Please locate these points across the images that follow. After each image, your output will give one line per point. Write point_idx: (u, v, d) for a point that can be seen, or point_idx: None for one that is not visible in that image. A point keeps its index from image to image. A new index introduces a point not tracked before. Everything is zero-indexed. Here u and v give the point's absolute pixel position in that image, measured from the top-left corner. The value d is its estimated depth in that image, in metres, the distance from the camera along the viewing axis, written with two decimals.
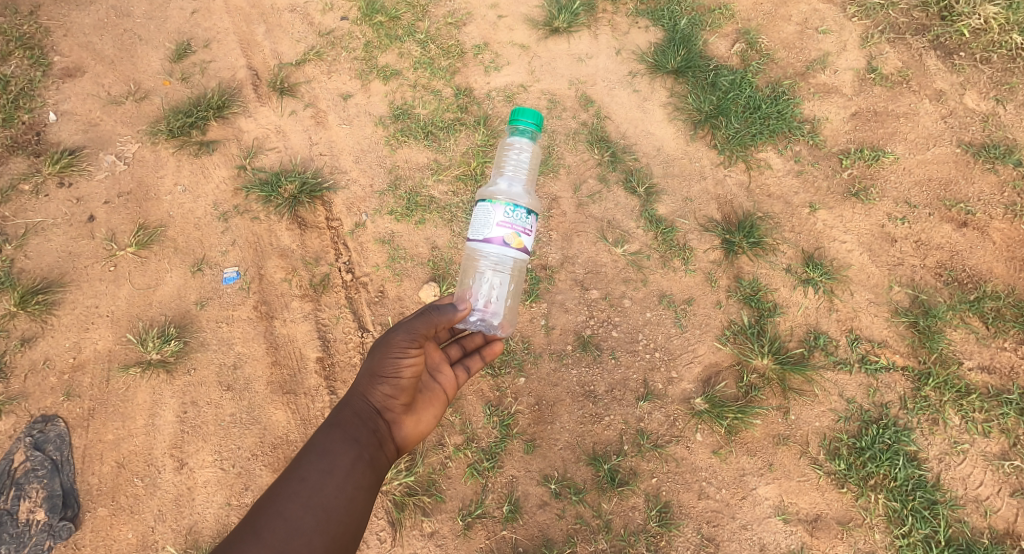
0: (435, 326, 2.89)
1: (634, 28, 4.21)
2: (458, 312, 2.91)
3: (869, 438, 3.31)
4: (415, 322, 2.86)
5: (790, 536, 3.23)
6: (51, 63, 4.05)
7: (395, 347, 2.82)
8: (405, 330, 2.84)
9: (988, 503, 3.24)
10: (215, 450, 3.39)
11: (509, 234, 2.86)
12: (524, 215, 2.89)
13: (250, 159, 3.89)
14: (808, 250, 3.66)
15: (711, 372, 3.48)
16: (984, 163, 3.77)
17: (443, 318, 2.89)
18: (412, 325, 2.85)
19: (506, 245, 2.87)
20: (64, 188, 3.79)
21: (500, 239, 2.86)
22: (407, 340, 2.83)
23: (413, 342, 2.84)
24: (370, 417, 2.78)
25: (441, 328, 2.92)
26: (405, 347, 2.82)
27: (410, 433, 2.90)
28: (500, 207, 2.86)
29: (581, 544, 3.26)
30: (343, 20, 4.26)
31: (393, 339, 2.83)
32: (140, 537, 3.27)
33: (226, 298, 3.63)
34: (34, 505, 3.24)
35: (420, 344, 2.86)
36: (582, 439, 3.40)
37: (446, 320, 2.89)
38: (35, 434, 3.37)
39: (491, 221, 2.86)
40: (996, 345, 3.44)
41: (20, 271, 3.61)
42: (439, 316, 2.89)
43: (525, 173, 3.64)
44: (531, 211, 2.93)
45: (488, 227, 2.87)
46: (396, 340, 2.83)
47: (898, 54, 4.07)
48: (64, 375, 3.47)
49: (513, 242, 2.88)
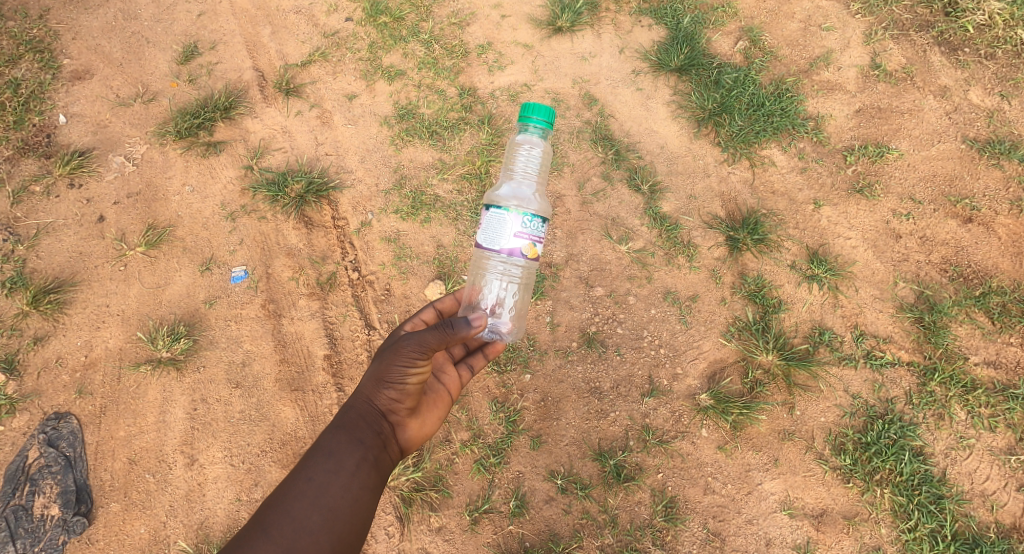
0: (448, 341, 2.80)
1: (637, 27, 4.23)
2: (472, 327, 2.81)
3: (875, 433, 3.32)
4: (427, 334, 2.78)
5: (796, 531, 3.24)
6: (60, 66, 4.10)
7: (403, 355, 2.78)
8: (415, 341, 2.78)
9: (995, 497, 3.23)
10: (225, 446, 3.42)
11: (525, 244, 2.88)
12: (539, 224, 2.90)
13: (258, 160, 3.93)
14: (812, 247, 3.67)
15: (716, 368, 3.49)
16: (989, 158, 3.77)
17: (456, 334, 2.79)
18: (423, 336, 2.78)
19: (520, 254, 2.89)
20: (74, 189, 3.83)
21: (514, 249, 2.88)
22: (416, 350, 2.77)
23: (422, 353, 2.78)
24: (375, 420, 2.79)
25: (453, 342, 2.83)
26: (413, 358, 2.77)
27: (414, 435, 2.92)
28: (517, 216, 2.86)
29: (588, 539, 3.27)
30: (347, 21, 4.29)
31: (402, 346, 2.79)
32: (152, 532, 3.30)
33: (234, 296, 3.66)
34: (48, 500, 3.29)
35: (430, 355, 2.80)
36: (588, 435, 3.42)
37: (460, 335, 2.80)
38: (48, 431, 3.41)
39: (505, 232, 2.87)
40: (1002, 340, 3.44)
41: (32, 271, 3.65)
42: (453, 330, 2.79)
43: (535, 177, 3.67)
44: (544, 220, 2.94)
45: (502, 238, 2.88)
46: (405, 348, 2.78)
47: (902, 50, 4.07)
48: (75, 373, 3.51)
49: (527, 252, 2.90)
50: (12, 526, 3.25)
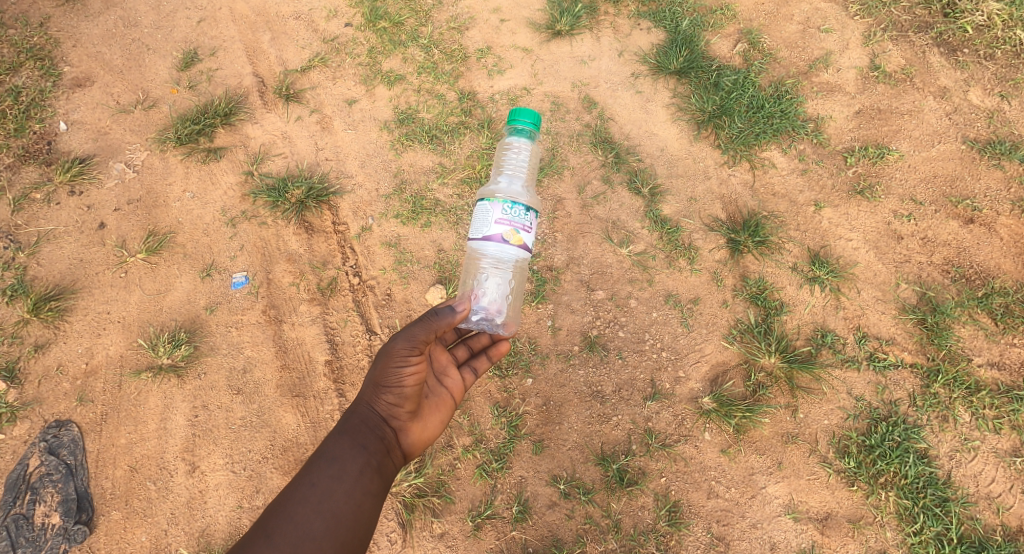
0: (435, 331, 2.84)
1: (636, 30, 4.24)
2: (455, 314, 2.87)
3: (879, 436, 3.30)
4: (414, 328, 2.82)
5: (801, 535, 3.21)
6: (60, 73, 4.10)
7: (397, 356, 2.79)
8: (405, 338, 2.81)
9: (1001, 499, 3.21)
10: (226, 453, 3.40)
11: (508, 230, 2.88)
12: (523, 212, 2.91)
13: (258, 166, 3.93)
14: (814, 248, 3.66)
15: (718, 371, 3.48)
16: (990, 158, 3.76)
17: (441, 322, 2.85)
18: (411, 332, 2.81)
19: (506, 242, 2.89)
20: (74, 196, 3.83)
21: (498, 236, 2.88)
22: (407, 349, 2.80)
23: (413, 350, 2.80)
24: (377, 425, 2.79)
25: (441, 331, 2.86)
26: (406, 357, 2.79)
27: (417, 439, 2.92)
28: (498, 204, 2.88)
29: (592, 544, 3.25)
30: (346, 26, 4.30)
31: (394, 348, 2.81)
32: (154, 540, 3.29)
33: (234, 302, 3.65)
34: (49, 509, 3.27)
35: (421, 351, 2.83)
36: (590, 440, 3.40)
37: (445, 324, 2.84)
38: (49, 439, 3.39)
39: (490, 220, 2.89)
40: (1005, 341, 3.43)
41: (33, 279, 3.64)
42: (438, 319, 2.84)
43: (526, 173, 3.69)
44: (530, 208, 2.94)
45: (488, 225, 2.90)
46: (397, 348, 2.80)
47: (901, 52, 4.08)
48: (76, 381, 3.50)
49: (512, 239, 2.90)
50: (13, 535, 3.23)
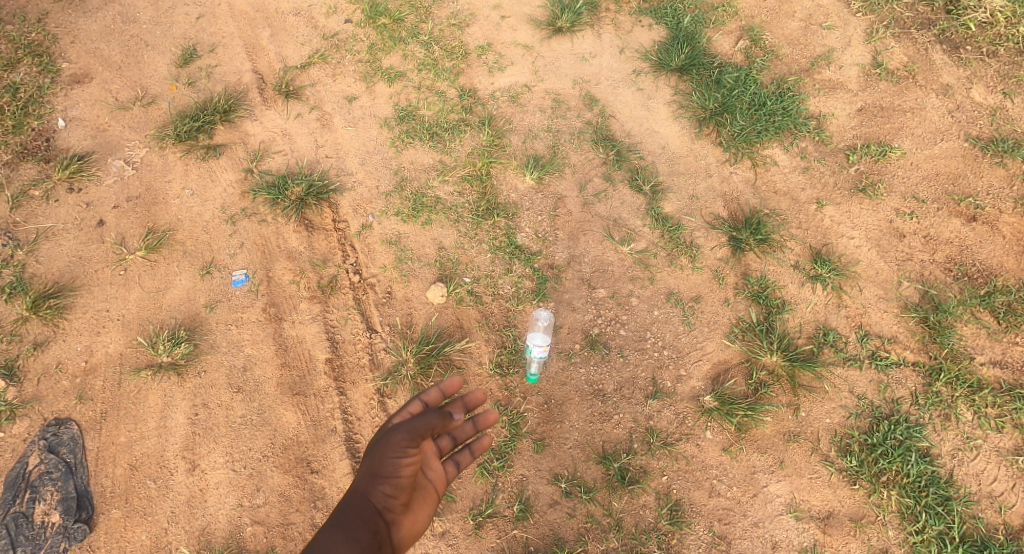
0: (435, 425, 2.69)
1: (637, 27, 4.32)
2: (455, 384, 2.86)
3: (881, 435, 3.28)
4: (417, 419, 2.66)
5: (803, 534, 3.19)
6: (59, 70, 4.08)
7: (395, 446, 2.59)
8: (405, 429, 2.63)
9: (1003, 498, 3.19)
10: (226, 452, 3.37)
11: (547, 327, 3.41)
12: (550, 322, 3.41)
13: (258, 163, 3.92)
14: (816, 247, 3.65)
15: (720, 370, 3.47)
16: (993, 156, 3.76)
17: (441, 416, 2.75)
18: (413, 422, 2.65)
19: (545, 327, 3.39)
20: (73, 194, 3.81)
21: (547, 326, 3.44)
22: (406, 439, 2.61)
23: (413, 441, 2.61)
24: (370, 517, 2.50)
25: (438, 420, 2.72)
26: (404, 446, 2.59)
27: (407, 535, 2.58)
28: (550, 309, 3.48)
29: (593, 543, 3.21)
30: (346, 23, 4.36)
31: (392, 437, 2.61)
32: (154, 539, 3.23)
33: (234, 300, 3.64)
34: (49, 507, 3.24)
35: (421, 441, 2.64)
36: (592, 438, 3.39)
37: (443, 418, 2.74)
38: (49, 437, 3.36)
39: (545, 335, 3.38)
40: (1008, 339, 3.42)
41: (31, 276, 3.61)
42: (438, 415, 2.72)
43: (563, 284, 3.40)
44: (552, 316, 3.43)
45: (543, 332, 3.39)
46: (396, 438, 2.61)
47: (903, 49, 4.11)
48: (75, 378, 3.47)
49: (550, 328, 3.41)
50: (13, 534, 3.19)
